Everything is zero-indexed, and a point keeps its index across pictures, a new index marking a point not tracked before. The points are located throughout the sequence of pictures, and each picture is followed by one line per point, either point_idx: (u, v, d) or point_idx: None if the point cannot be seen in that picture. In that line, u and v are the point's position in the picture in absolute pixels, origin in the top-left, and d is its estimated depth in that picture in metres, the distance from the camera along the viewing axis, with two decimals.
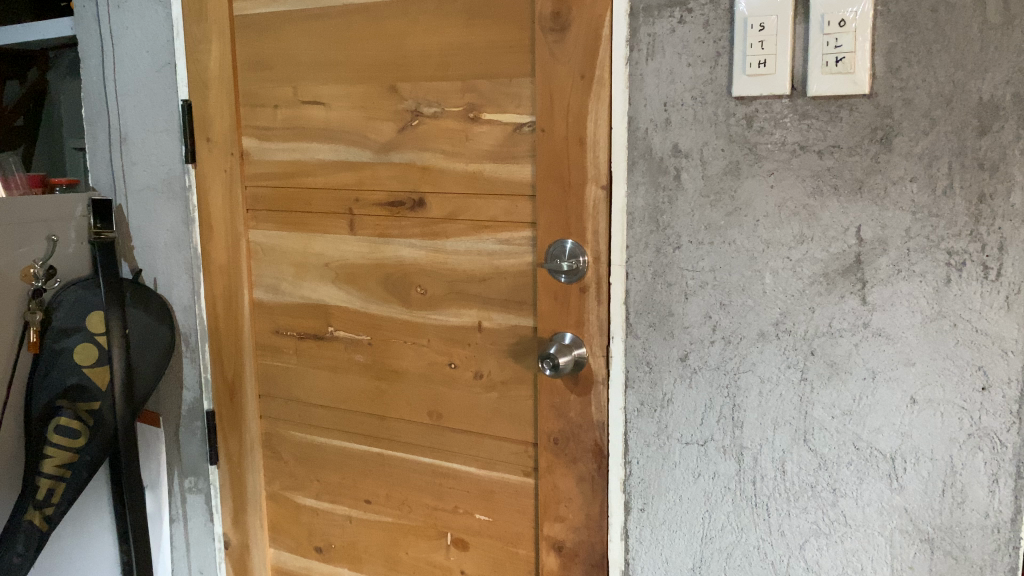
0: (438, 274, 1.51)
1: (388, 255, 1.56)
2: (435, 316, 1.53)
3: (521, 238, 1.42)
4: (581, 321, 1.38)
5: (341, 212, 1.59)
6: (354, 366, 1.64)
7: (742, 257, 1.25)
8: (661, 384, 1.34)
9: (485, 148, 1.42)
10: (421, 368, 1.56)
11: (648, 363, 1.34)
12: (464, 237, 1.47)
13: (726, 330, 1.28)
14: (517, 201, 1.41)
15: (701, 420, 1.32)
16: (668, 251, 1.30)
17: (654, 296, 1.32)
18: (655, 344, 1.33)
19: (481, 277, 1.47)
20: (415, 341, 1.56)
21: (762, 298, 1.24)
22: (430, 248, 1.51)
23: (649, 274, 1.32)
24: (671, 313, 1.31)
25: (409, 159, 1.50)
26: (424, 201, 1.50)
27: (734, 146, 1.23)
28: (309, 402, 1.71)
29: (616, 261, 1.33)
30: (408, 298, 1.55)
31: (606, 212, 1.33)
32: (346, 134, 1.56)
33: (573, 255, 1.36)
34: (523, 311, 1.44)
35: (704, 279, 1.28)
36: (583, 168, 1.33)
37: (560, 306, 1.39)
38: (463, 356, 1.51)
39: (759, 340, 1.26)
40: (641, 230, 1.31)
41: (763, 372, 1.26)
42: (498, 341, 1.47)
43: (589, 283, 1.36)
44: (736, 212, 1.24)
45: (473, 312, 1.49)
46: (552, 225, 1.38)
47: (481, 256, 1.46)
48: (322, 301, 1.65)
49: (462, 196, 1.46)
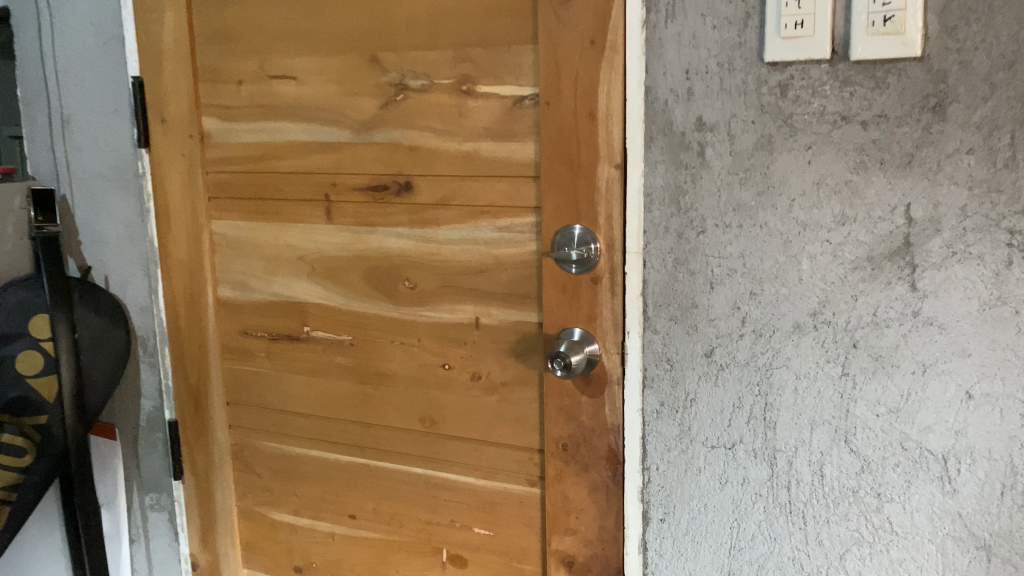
0: (429, 265, 1.36)
1: (372, 247, 1.40)
2: (427, 313, 1.38)
3: (523, 224, 1.28)
4: (593, 316, 1.25)
5: (317, 199, 1.43)
6: (335, 369, 1.48)
7: (776, 241, 1.13)
8: (684, 383, 1.21)
9: (481, 125, 1.28)
10: (412, 370, 1.41)
11: (669, 361, 1.21)
12: (459, 225, 1.33)
13: (758, 322, 1.15)
14: (518, 183, 1.27)
15: (729, 420, 1.19)
16: (691, 236, 1.17)
17: (675, 286, 1.19)
18: (676, 339, 1.20)
19: (479, 269, 1.33)
20: (404, 340, 1.41)
21: (798, 286, 1.12)
22: (420, 237, 1.36)
23: (669, 262, 1.19)
24: (695, 305, 1.18)
25: (394, 138, 1.35)
26: (413, 185, 1.35)
27: (767, 118, 1.10)
28: (284, 410, 1.55)
29: (632, 248, 1.20)
30: (396, 293, 1.40)
31: (621, 193, 1.20)
32: (321, 112, 1.40)
33: (582, 243, 1.23)
34: (527, 305, 1.30)
35: (732, 267, 1.15)
36: (593, 145, 1.20)
37: (569, 299, 1.26)
38: (459, 357, 1.37)
39: (795, 332, 1.14)
40: (661, 213, 1.18)
41: (799, 368, 1.14)
42: (499, 339, 1.33)
43: (602, 273, 1.23)
44: (768, 191, 1.12)
45: (470, 308, 1.35)
46: (559, 210, 1.24)
47: (478, 245, 1.32)
48: (297, 299, 1.49)
49: (456, 179, 1.31)
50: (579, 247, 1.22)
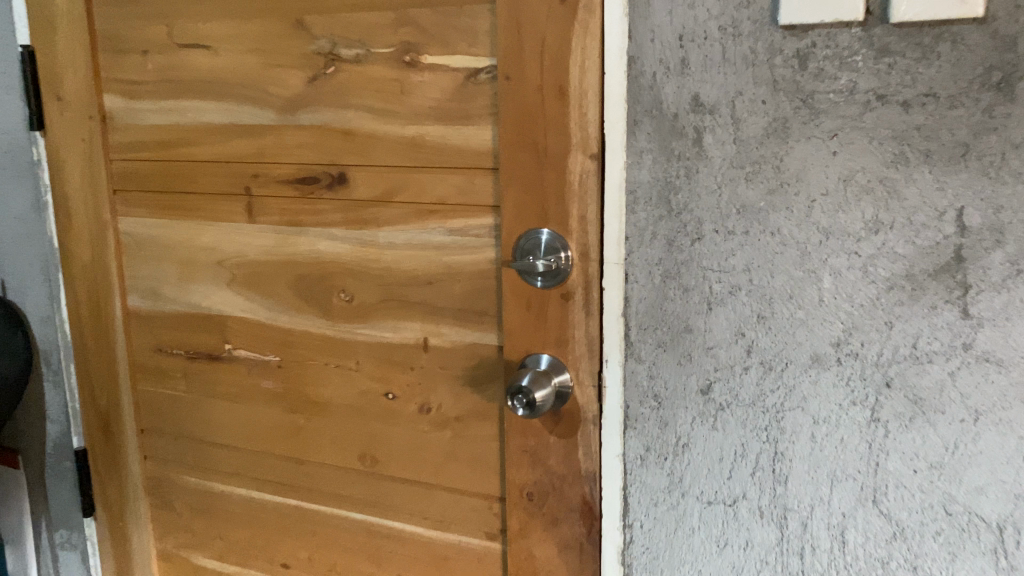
0: (369, 274, 1.13)
1: (303, 251, 1.17)
2: (366, 331, 1.14)
3: (480, 226, 1.05)
4: (563, 339, 1.02)
5: (237, 193, 1.20)
6: (261, 395, 1.25)
7: (790, 252, 0.90)
8: (674, 424, 0.98)
9: (428, 103, 1.04)
10: (350, 399, 1.18)
11: (656, 397, 0.99)
12: (403, 226, 1.09)
13: (766, 352, 0.93)
14: (473, 176, 1.03)
15: (729, 471, 0.97)
16: (684, 245, 0.94)
17: (664, 306, 0.96)
18: (665, 370, 0.98)
19: (427, 279, 1.09)
20: (340, 363, 1.18)
21: (818, 309, 0.90)
22: (357, 240, 1.13)
23: (657, 276, 0.96)
24: (689, 329, 0.95)
25: (325, 120, 1.11)
26: (349, 177, 1.11)
27: (781, 97, 0.87)
28: (206, 440, 1.32)
29: (611, 258, 0.97)
30: (330, 307, 1.17)
31: (598, 190, 0.96)
32: (239, 88, 1.16)
33: (551, 250, 0.99)
34: (484, 325, 1.07)
35: (735, 284, 0.92)
36: (564, 130, 0.96)
37: (535, 318, 1.02)
38: (404, 384, 1.14)
39: (813, 366, 0.91)
40: (647, 215, 0.95)
41: (818, 410, 0.92)
42: (451, 365, 1.10)
43: (574, 288, 1.00)
44: (782, 189, 0.89)
45: (417, 326, 1.11)
46: (522, 210, 1.00)
47: (425, 251, 1.08)
48: (218, 311, 1.26)
49: (398, 171, 1.08)
50: (547, 256, 0.99)
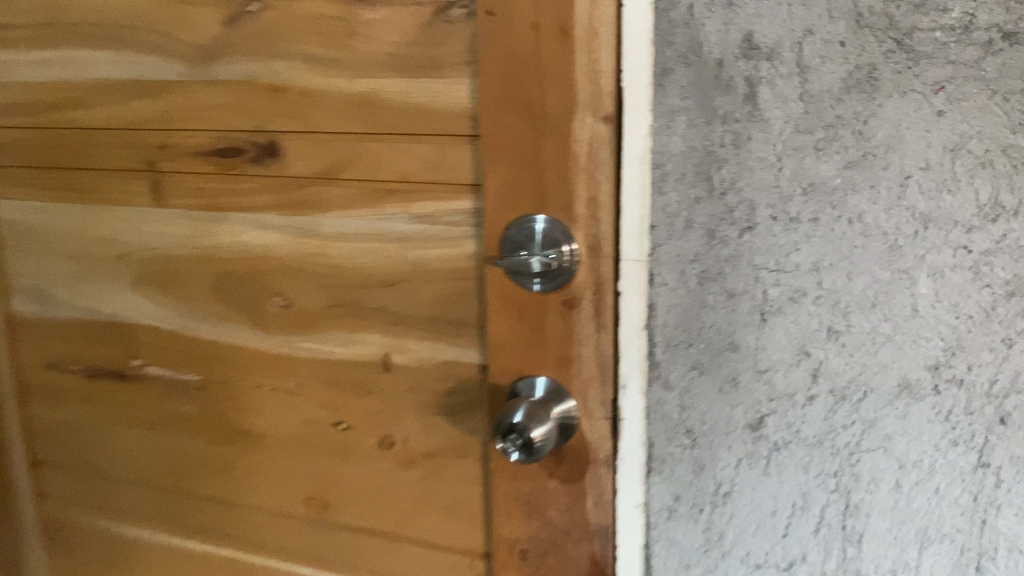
0: (310, 273, 0.88)
1: (225, 243, 0.92)
2: (308, 346, 0.90)
3: (454, 211, 0.80)
4: (565, 359, 0.78)
5: (140, 169, 0.94)
6: (180, 422, 1.00)
7: (875, 247, 0.67)
8: (713, 467, 0.77)
9: (383, 48, 0.79)
10: (291, 429, 0.94)
11: (688, 432, 0.77)
12: (353, 211, 0.84)
13: (838, 377, 0.71)
14: (444, 146, 0.79)
15: (785, 526, 0.75)
16: (729, 237, 0.71)
17: (701, 316, 0.73)
18: (702, 399, 0.75)
19: (385, 280, 0.85)
20: (276, 385, 0.93)
21: (910, 322, 0.67)
22: (294, 229, 0.87)
23: (693, 277, 0.73)
24: (734, 347, 0.73)
25: (250, 73, 0.85)
26: (282, 148, 0.86)
27: (867, 37, 0.63)
28: (114, 477, 1.07)
29: (631, 253, 0.74)
30: (263, 314, 0.92)
31: (614, 164, 0.72)
32: (137, 33, 0.90)
33: (550, 243, 0.75)
34: (462, 338, 0.83)
35: (798, 288, 0.70)
36: (568, 84, 0.71)
37: (529, 331, 0.79)
38: (358, 412, 0.90)
39: (900, 396, 0.69)
40: (680, 199, 0.72)
41: (905, 452, 0.70)
42: (418, 389, 0.86)
43: (581, 293, 0.76)
44: (865, 163, 0.66)
45: (374, 339, 0.87)
46: (512, 190, 0.76)
47: (384, 242, 0.84)
48: (122, 319, 1.00)
49: (346, 139, 0.83)
50: (545, 250, 0.75)
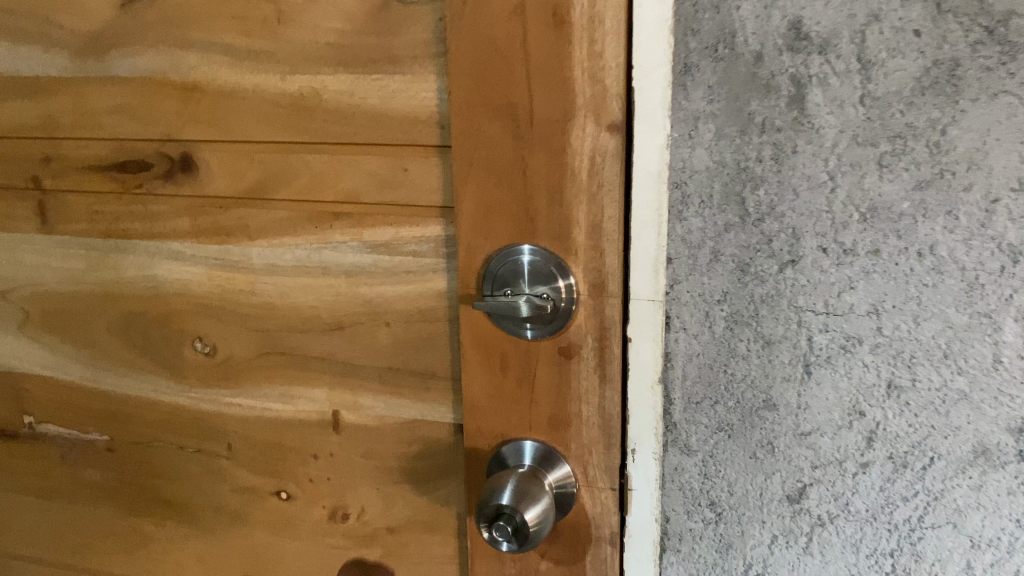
0: (237, 316, 0.72)
1: (132, 278, 0.75)
2: (239, 402, 0.75)
3: (420, 238, 0.65)
4: (561, 419, 0.64)
5: (22, 187, 0.76)
6: (88, 490, 0.84)
7: (951, 285, 0.54)
8: (743, 546, 0.63)
9: (324, 35, 0.62)
10: (223, 499, 0.79)
11: (712, 505, 0.63)
12: (291, 238, 0.68)
13: (899, 442, 0.58)
14: (404, 158, 0.63)
15: None
16: (766, 272, 0.57)
17: (730, 369, 0.60)
18: (730, 467, 0.62)
19: (333, 322, 0.69)
20: (201, 449, 0.78)
21: (991, 376, 0.55)
22: (218, 261, 0.71)
23: (720, 321, 0.59)
24: (771, 405, 0.60)
25: (154, 68, 0.68)
26: (199, 161, 0.69)
27: (949, 24, 0.50)
28: (13, 550, 0.90)
29: (643, 293, 0.60)
30: (181, 364, 0.76)
31: (622, 183, 0.57)
32: (9, 19, 0.72)
33: (543, 279, 0.60)
34: (429, 392, 0.69)
35: (852, 336, 0.57)
36: (564, 83, 0.56)
37: (515, 385, 0.64)
38: (302, 480, 0.75)
39: (975, 462, 0.56)
40: (705, 226, 0.58)
41: (980, 530, 0.58)
42: (376, 454, 0.72)
43: (580, 340, 0.61)
44: (941, 182, 0.53)
45: (320, 395, 0.72)
46: (493, 214, 0.61)
47: (329, 277, 0.68)
48: (11, 367, 0.83)
49: (279, 150, 0.66)
50: (538, 288, 0.60)
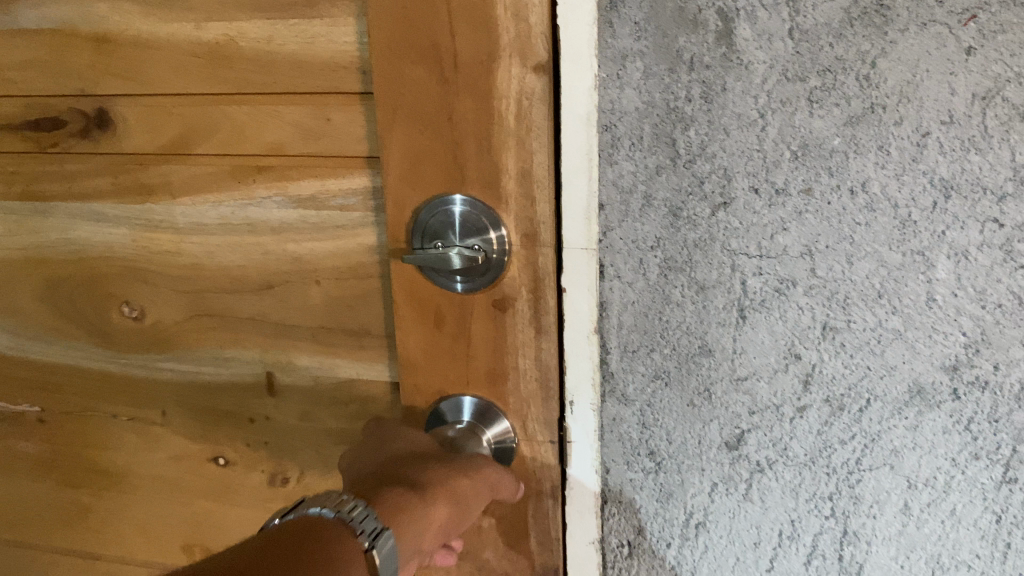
0: (165, 276, 0.70)
1: (53, 240, 0.72)
2: (170, 368, 0.73)
3: (346, 191, 0.62)
4: (498, 373, 0.63)
5: None
6: (21, 462, 0.82)
7: (883, 223, 0.53)
8: (683, 495, 0.63)
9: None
10: (159, 467, 0.77)
11: (652, 454, 0.63)
12: (214, 194, 0.66)
13: (837, 385, 0.57)
14: (328, 107, 0.61)
15: (771, 559, 0.63)
16: (699, 215, 0.56)
17: (666, 316, 0.59)
18: (668, 416, 0.61)
19: (262, 281, 0.67)
20: (134, 417, 0.76)
21: (926, 314, 0.54)
22: (141, 222, 0.69)
23: (654, 268, 0.58)
24: (707, 352, 0.59)
25: (63, 18, 0.65)
26: (116, 117, 0.66)
27: None
28: None
29: (578, 241, 0.59)
30: (109, 329, 0.73)
31: (551, 127, 0.55)
32: None
33: (474, 230, 0.59)
34: (365, 350, 0.67)
35: (786, 278, 0.56)
36: (488, 23, 0.53)
37: (453, 340, 0.63)
38: (240, 445, 0.74)
39: (910, 403, 0.56)
40: (636, 170, 0.56)
41: (917, 469, 0.57)
42: (313, 416, 0.71)
43: (515, 293, 0.60)
44: (872, 117, 0.51)
45: (254, 356, 0.70)
46: (421, 162, 0.59)
47: (255, 234, 0.66)
48: None
49: (198, 102, 0.63)
50: (469, 240, 0.59)
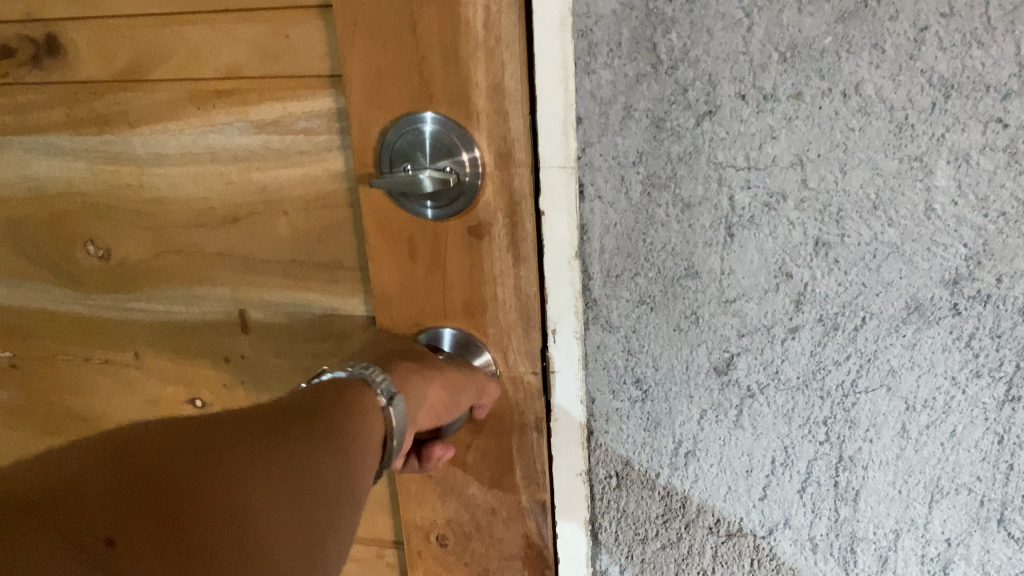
0: (128, 211, 0.67)
1: (10, 178, 0.70)
2: (141, 307, 0.71)
3: (310, 114, 0.59)
4: (475, 304, 0.61)
5: None
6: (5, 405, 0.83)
7: (878, 127, 0.49)
8: (672, 424, 0.61)
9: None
10: (136, 409, 0.77)
11: (638, 383, 0.60)
12: (174, 123, 0.62)
13: (831, 303, 0.54)
14: (285, 24, 0.57)
15: (764, 487, 0.61)
16: (682, 126, 0.53)
17: (650, 237, 0.56)
18: (655, 343, 0.59)
19: (228, 214, 0.65)
20: (107, 360, 0.75)
21: (924, 225, 0.51)
22: (100, 154, 0.66)
23: (636, 185, 0.55)
24: (694, 274, 0.56)
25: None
26: (66, 43, 0.62)
27: None
28: None
29: (555, 159, 0.56)
30: (75, 270, 0.71)
31: (521, 35, 0.52)
32: None
33: (446, 152, 0.56)
34: (338, 284, 0.65)
35: (776, 191, 0.52)
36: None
37: (428, 270, 0.61)
38: (217, 386, 0.73)
39: (908, 320, 0.53)
40: (616, 80, 0.53)
41: (915, 389, 0.55)
42: (286, 354, 0.69)
43: (488, 218, 0.57)
44: (865, 12, 0.47)
45: (224, 294, 0.68)
46: (386, 80, 0.55)
47: (218, 164, 0.63)
48: None
49: (150, 22, 0.59)
50: (439, 161, 0.56)
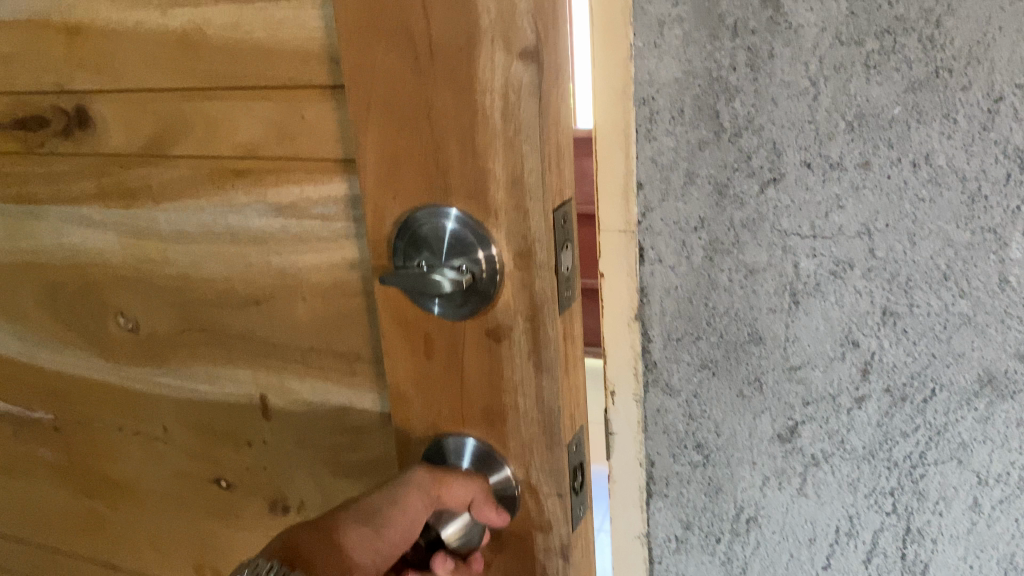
0: (155, 285, 0.67)
1: (47, 246, 0.70)
2: (166, 381, 0.71)
3: (326, 198, 0.56)
4: (495, 412, 0.51)
5: None
6: (35, 469, 0.83)
7: (949, 197, 0.48)
8: (734, 489, 0.60)
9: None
10: (160, 482, 0.77)
11: (699, 447, 0.59)
12: (196, 199, 0.61)
13: (900, 374, 0.53)
14: (300, 103, 0.54)
15: (829, 556, 0.59)
16: (746, 193, 0.52)
17: (713, 302, 0.55)
18: (716, 408, 0.58)
19: (248, 295, 0.63)
20: (136, 430, 0.75)
21: (999, 298, 0.49)
22: (130, 228, 0.65)
23: (698, 251, 0.54)
24: (757, 340, 0.55)
25: (40, 20, 0.61)
26: (96, 115, 0.62)
27: None
28: None
29: (616, 223, 0.56)
30: (105, 338, 0.72)
31: (541, 125, 0.43)
32: None
33: (459, 249, 0.47)
34: (356, 377, 0.62)
35: (843, 259, 0.51)
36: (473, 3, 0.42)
37: (442, 378, 0.52)
38: (239, 469, 0.71)
39: (981, 392, 0.51)
40: (679, 147, 0.53)
41: (989, 462, 0.53)
42: (307, 439, 0.67)
43: (508, 323, 0.48)
44: (937, 82, 0.47)
45: (245, 376, 0.67)
46: (398, 158, 0.48)
47: (238, 245, 0.61)
48: None
49: (171, 97, 0.58)
50: (454, 262, 0.48)
